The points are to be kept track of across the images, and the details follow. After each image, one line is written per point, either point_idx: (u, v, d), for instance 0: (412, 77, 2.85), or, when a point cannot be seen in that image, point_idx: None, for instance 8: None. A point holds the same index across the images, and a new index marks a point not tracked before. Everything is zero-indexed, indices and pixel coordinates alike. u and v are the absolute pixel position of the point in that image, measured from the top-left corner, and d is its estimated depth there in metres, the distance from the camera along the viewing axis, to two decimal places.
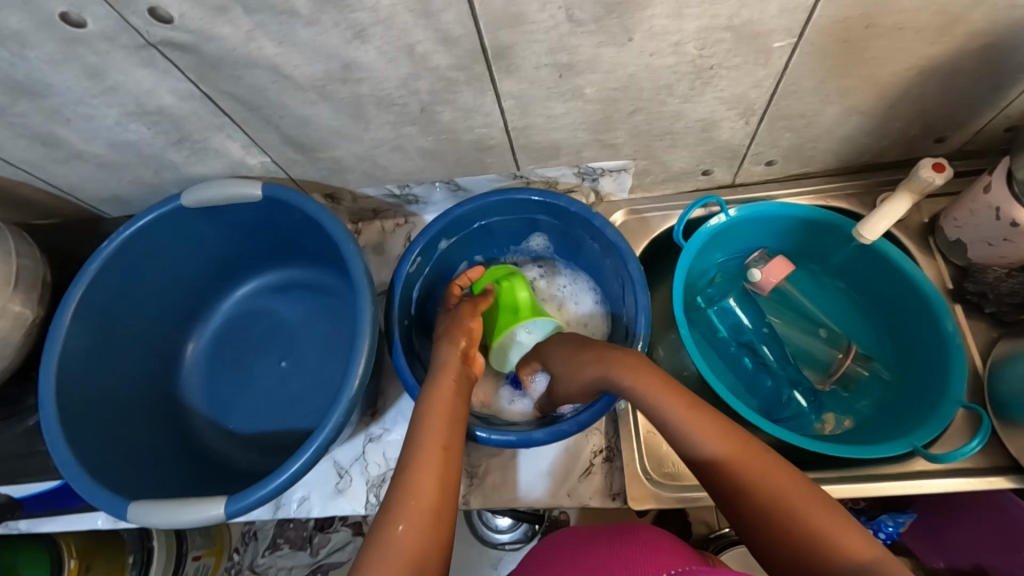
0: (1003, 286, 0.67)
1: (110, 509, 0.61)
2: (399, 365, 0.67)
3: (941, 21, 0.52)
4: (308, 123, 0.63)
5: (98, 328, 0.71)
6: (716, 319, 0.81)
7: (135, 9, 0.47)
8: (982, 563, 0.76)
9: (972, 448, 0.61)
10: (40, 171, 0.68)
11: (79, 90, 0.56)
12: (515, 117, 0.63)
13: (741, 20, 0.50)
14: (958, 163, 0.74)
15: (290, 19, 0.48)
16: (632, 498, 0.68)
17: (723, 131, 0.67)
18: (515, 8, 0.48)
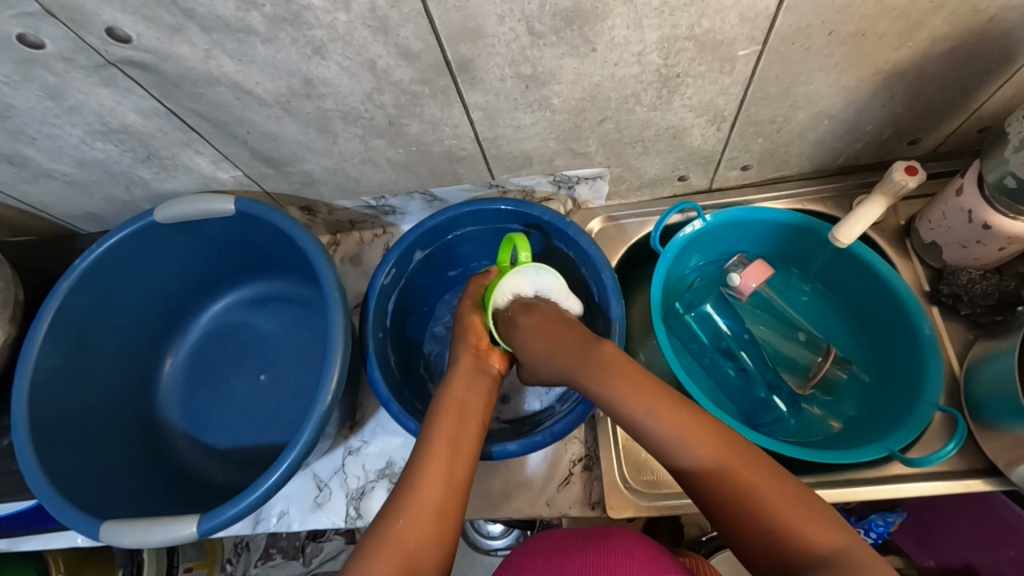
0: (977, 289, 0.67)
1: (82, 529, 0.61)
2: (373, 378, 0.67)
3: (903, 26, 0.52)
4: (276, 137, 0.62)
5: (72, 346, 0.70)
6: (696, 326, 0.80)
7: (90, 30, 0.47)
8: (969, 562, 0.76)
9: (948, 450, 0.61)
10: (11, 190, 0.68)
11: (41, 110, 0.56)
12: (484, 128, 0.63)
13: (701, 29, 0.50)
14: (933, 164, 0.74)
15: (248, 37, 0.48)
16: (610, 507, 0.68)
17: (695, 138, 0.67)
18: (473, 22, 0.48)
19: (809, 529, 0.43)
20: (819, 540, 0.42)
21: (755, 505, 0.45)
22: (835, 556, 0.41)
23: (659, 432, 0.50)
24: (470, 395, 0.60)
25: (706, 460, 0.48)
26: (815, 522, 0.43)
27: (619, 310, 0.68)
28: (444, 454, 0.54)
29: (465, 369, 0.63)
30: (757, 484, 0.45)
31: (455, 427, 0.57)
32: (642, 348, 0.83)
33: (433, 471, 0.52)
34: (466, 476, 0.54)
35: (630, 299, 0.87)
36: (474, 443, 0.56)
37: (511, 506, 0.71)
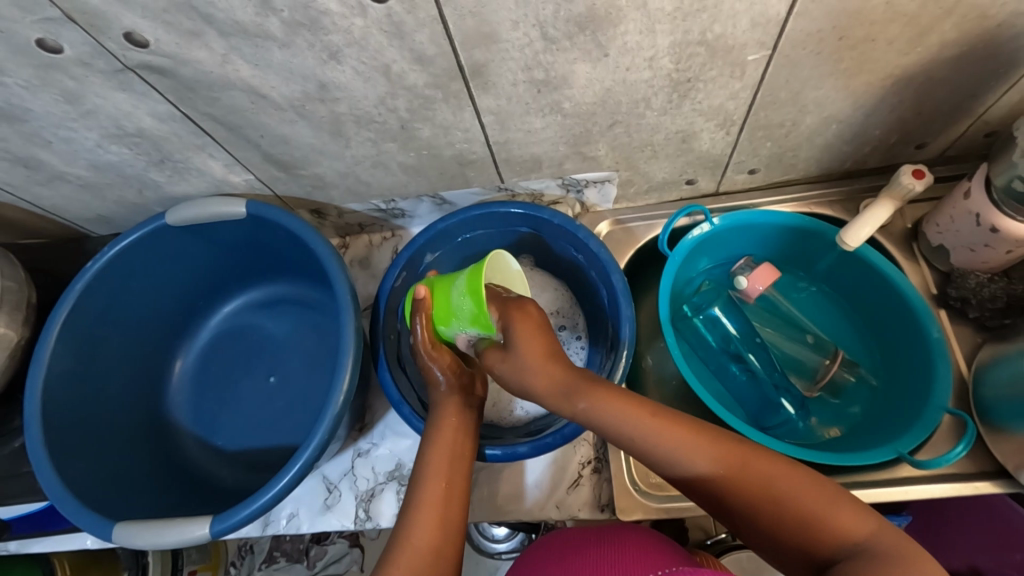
0: (985, 292, 0.68)
1: (95, 530, 0.62)
2: (384, 380, 0.68)
3: (913, 32, 0.53)
4: (289, 141, 0.63)
5: (83, 348, 0.71)
6: (703, 328, 0.81)
7: (109, 35, 0.48)
8: (977, 565, 0.76)
9: (958, 453, 0.61)
10: (24, 193, 0.69)
11: (58, 114, 0.56)
12: (495, 132, 0.63)
13: (713, 34, 0.51)
14: (940, 168, 0.75)
15: (265, 42, 0.49)
16: (620, 509, 0.68)
17: (704, 142, 0.67)
18: (488, 28, 0.48)
19: (838, 515, 0.43)
20: (852, 526, 0.43)
21: (778, 499, 0.45)
22: (870, 540, 0.42)
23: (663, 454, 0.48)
24: (457, 434, 0.58)
25: (711, 467, 0.47)
26: (841, 506, 0.44)
27: (628, 313, 0.68)
28: (438, 499, 0.54)
29: (451, 407, 0.60)
30: (775, 477, 0.45)
31: (448, 466, 0.56)
32: (650, 351, 0.84)
33: (428, 521, 0.53)
34: (460, 518, 0.54)
35: (638, 302, 0.87)
36: (463, 482, 0.56)
37: (520, 508, 0.71)
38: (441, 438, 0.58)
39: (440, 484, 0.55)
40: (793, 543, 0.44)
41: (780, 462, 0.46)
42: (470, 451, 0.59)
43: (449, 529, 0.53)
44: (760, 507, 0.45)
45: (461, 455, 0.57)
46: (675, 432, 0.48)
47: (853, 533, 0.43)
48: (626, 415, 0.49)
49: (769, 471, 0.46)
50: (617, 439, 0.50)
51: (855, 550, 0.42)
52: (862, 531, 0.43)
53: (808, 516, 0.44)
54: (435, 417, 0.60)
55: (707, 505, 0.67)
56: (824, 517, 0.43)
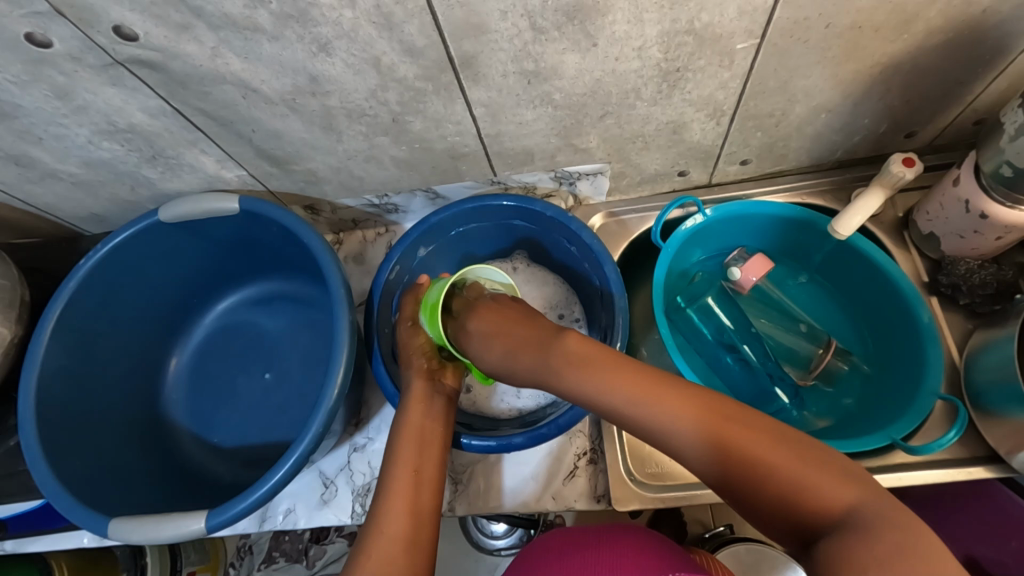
0: (975, 278, 0.68)
1: (90, 526, 0.61)
2: (379, 373, 0.68)
3: (898, 19, 0.53)
4: (281, 136, 0.63)
5: (78, 345, 0.71)
6: (697, 319, 0.81)
7: (99, 29, 0.48)
8: (973, 554, 0.76)
9: (949, 438, 0.61)
10: (17, 191, 0.69)
11: (49, 110, 0.56)
12: (487, 125, 0.63)
13: (701, 23, 0.51)
14: (929, 157, 0.75)
15: (255, 34, 0.49)
16: (615, 499, 0.68)
17: (694, 132, 0.68)
18: (477, 18, 0.49)
19: (822, 484, 0.39)
20: (837, 495, 0.39)
21: (761, 468, 0.41)
22: (856, 510, 0.38)
23: (647, 420, 0.47)
24: (427, 422, 0.59)
25: (691, 438, 0.44)
26: (827, 474, 0.40)
27: (622, 303, 0.68)
28: (408, 486, 0.54)
29: (418, 397, 0.61)
30: (758, 444, 0.42)
31: (418, 453, 0.57)
32: (644, 342, 0.84)
33: (398, 505, 0.53)
34: (433, 506, 0.54)
35: (632, 294, 0.88)
36: (435, 470, 0.56)
37: (517, 500, 0.71)
38: (411, 427, 0.59)
39: (410, 471, 0.55)
40: (778, 516, 0.40)
41: (768, 429, 0.43)
42: (441, 439, 0.59)
43: (421, 518, 0.53)
44: (742, 476, 0.42)
45: (429, 442, 0.58)
46: (658, 399, 0.46)
47: (838, 503, 0.38)
48: (610, 385, 0.49)
49: (752, 438, 0.42)
50: (603, 407, 0.49)
51: (838, 521, 0.38)
52: (847, 501, 0.38)
53: (790, 485, 0.40)
54: (403, 402, 0.61)
55: (702, 494, 0.67)
56: (807, 485, 0.40)
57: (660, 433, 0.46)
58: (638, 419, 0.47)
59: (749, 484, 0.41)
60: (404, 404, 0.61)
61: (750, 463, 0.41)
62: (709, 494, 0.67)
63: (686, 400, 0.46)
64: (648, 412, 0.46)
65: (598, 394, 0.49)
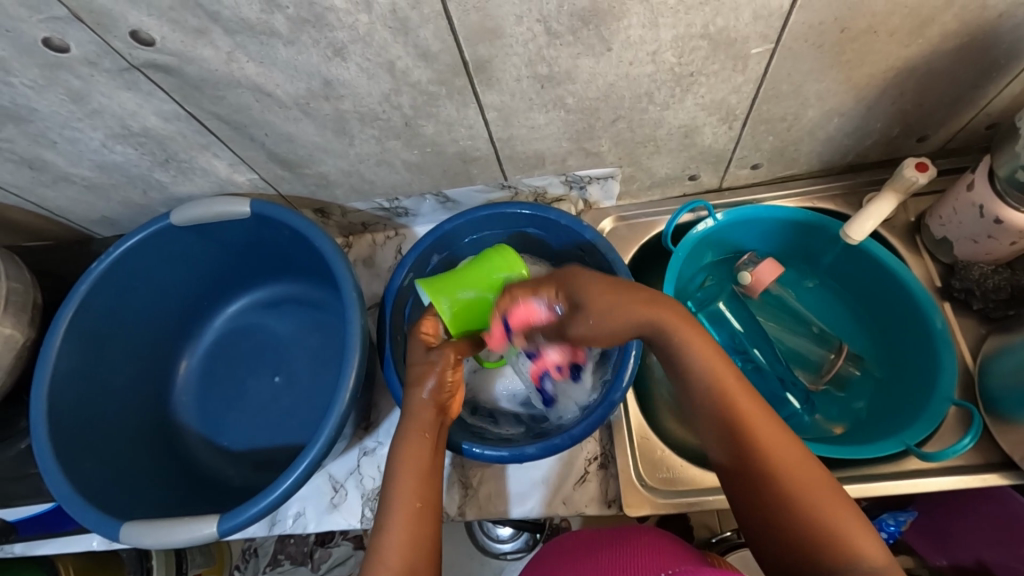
0: (989, 283, 0.68)
1: (103, 530, 0.61)
2: (390, 379, 0.67)
3: (914, 23, 0.53)
4: (293, 140, 0.63)
5: (90, 348, 0.71)
6: (707, 323, 0.81)
7: (116, 33, 0.48)
8: (984, 560, 0.74)
9: (965, 444, 0.61)
10: (29, 195, 0.69)
11: (64, 114, 0.57)
12: (499, 129, 0.63)
13: (716, 27, 0.51)
14: (941, 161, 0.75)
15: (270, 39, 0.49)
16: (627, 505, 0.68)
17: (706, 136, 0.67)
18: (492, 23, 0.49)
19: (857, 541, 0.43)
20: (868, 552, 0.43)
21: (802, 505, 0.45)
22: (884, 570, 0.42)
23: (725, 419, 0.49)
24: (424, 445, 0.56)
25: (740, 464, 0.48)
26: (864, 535, 0.43)
27: None
28: (411, 518, 0.52)
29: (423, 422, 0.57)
30: (814, 491, 0.45)
31: (422, 484, 0.54)
32: (656, 347, 0.84)
33: (399, 541, 0.51)
34: (433, 538, 0.53)
35: None
36: (436, 503, 0.54)
37: (527, 504, 0.71)
38: (416, 454, 0.55)
39: (414, 501, 0.53)
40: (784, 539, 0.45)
41: (834, 488, 0.46)
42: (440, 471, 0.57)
43: (421, 551, 0.51)
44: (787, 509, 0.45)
45: (431, 475, 0.55)
46: (746, 403, 0.49)
47: (866, 557, 0.43)
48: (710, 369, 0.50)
49: (799, 477, 0.46)
50: (691, 392, 0.51)
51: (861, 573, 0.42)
52: (878, 560, 0.43)
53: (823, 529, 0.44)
54: (407, 423, 0.57)
55: (712, 500, 0.67)
56: (847, 537, 0.43)
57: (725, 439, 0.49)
58: (715, 417, 0.49)
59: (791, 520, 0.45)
60: (405, 417, 0.57)
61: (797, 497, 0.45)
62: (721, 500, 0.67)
63: (764, 422, 0.48)
64: (722, 411, 0.49)
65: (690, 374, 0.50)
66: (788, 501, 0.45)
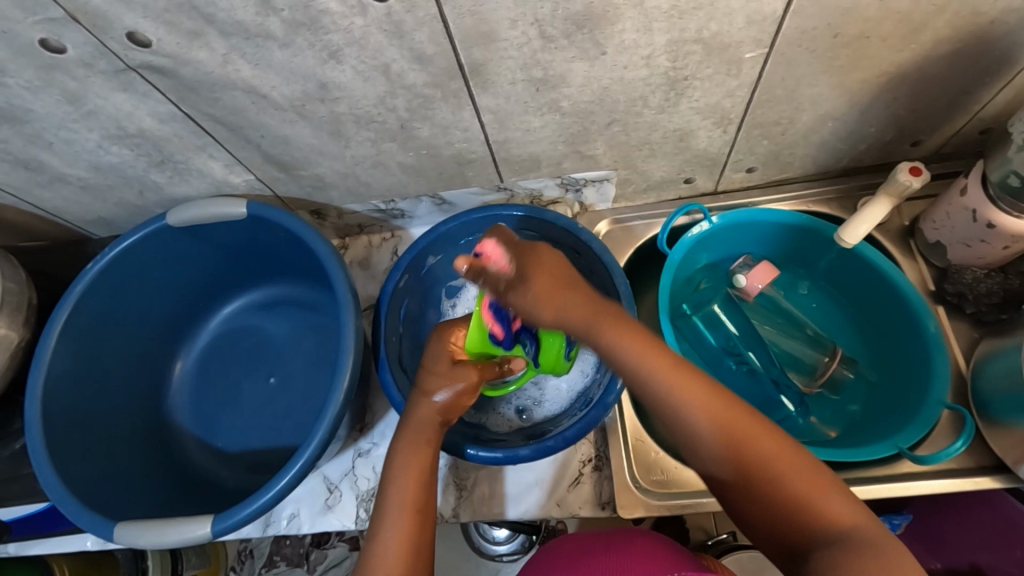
0: (981, 287, 0.68)
1: (97, 531, 0.61)
2: (385, 382, 0.67)
3: (906, 29, 0.53)
4: (289, 142, 0.63)
5: (84, 348, 0.71)
6: (702, 326, 0.81)
7: (112, 35, 0.48)
8: (978, 563, 0.76)
9: (957, 448, 0.61)
10: (25, 195, 0.69)
11: (59, 115, 0.57)
12: (494, 131, 0.64)
13: (710, 32, 0.51)
14: (935, 166, 0.75)
15: (266, 42, 0.49)
16: (621, 506, 0.68)
17: (701, 140, 0.68)
18: (486, 27, 0.49)
19: (824, 503, 0.41)
20: (838, 514, 0.41)
21: (763, 473, 0.43)
22: (852, 531, 0.40)
23: (663, 397, 0.46)
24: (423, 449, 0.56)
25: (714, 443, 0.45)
26: (830, 497, 0.42)
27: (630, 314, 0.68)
28: (409, 517, 0.52)
29: (424, 425, 0.57)
30: (771, 460, 0.43)
31: (422, 484, 0.54)
32: None
33: (396, 541, 0.50)
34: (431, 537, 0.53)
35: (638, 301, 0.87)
36: (435, 503, 0.54)
37: (521, 507, 0.71)
38: (416, 454, 0.55)
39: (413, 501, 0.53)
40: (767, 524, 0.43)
41: (786, 446, 0.44)
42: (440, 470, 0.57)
43: (420, 551, 0.51)
44: (756, 490, 0.43)
45: (431, 475, 0.55)
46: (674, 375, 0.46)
47: (835, 520, 0.41)
48: (632, 349, 0.47)
49: (762, 445, 0.44)
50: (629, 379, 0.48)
51: (835, 536, 0.40)
52: (848, 520, 0.41)
53: (790, 496, 0.42)
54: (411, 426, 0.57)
55: (706, 502, 0.67)
56: (814, 501, 0.42)
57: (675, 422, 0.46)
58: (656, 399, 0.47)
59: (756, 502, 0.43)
60: (407, 422, 0.58)
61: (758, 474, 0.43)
62: (715, 503, 0.67)
63: (704, 392, 0.46)
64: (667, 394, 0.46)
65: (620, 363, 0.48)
66: (749, 468, 0.43)
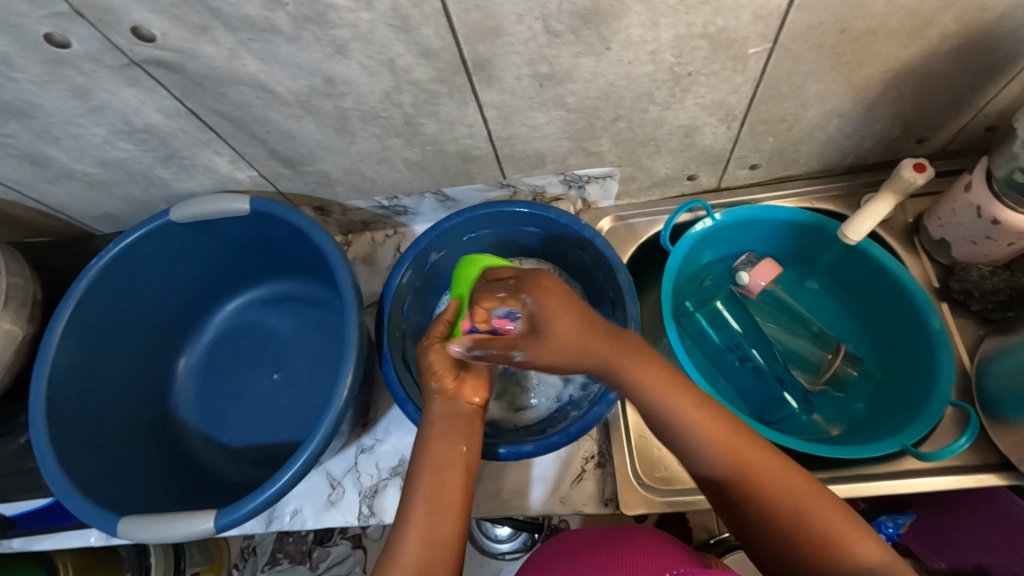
0: (987, 284, 0.68)
1: (101, 524, 0.62)
2: (389, 377, 0.67)
3: (912, 24, 0.53)
4: (294, 137, 0.63)
5: (88, 343, 0.71)
6: (705, 324, 0.81)
7: (118, 29, 0.48)
8: (981, 563, 0.76)
9: (961, 445, 0.61)
10: (31, 191, 0.69)
11: (66, 110, 0.57)
12: (499, 128, 0.64)
13: (716, 27, 0.51)
14: (940, 163, 0.75)
15: (272, 36, 0.49)
16: (624, 502, 0.68)
17: (706, 137, 0.68)
18: (492, 21, 0.49)
19: (847, 539, 0.44)
20: (863, 551, 0.43)
21: (795, 510, 0.46)
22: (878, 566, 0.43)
23: (700, 444, 0.49)
24: (443, 444, 0.56)
25: (732, 469, 0.48)
26: (852, 530, 0.44)
27: (634, 311, 0.67)
28: (424, 512, 0.52)
29: (437, 417, 0.58)
30: (791, 492, 0.46)
31: (435, 480, 0.54)
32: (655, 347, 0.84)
33: (415, 537, 0.51)
34: (453, 532, 0.52)
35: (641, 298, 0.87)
36: (456, 497, 0.53)
37: (523, 503, 0.71)
38: (429, 450, 0.56)
39: (427, 499, 0.53)
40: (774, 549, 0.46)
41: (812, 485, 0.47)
42: (469, 462, 0.56)
43: (440, 547, 0.51)
44: (773, 521, 0.46)
45: (447, 469, 0.55)
46: (715, 426, 0.49)
47: (858, 555, 0.43)
48: (678, 405, 0.50)
49: (778, 477, 0.47)
50: (665, 428, 0.50)
51: (862, 574, 0.42)
52: (876, 558, 0.43)
53: (819, 535, 0.44)
54: (425, 424, 0.58)
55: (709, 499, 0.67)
56: (843, 539, 0.44)
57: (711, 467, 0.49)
58: (692, 446, 0.49)
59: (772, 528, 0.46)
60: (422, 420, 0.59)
61: (781, 504, 0.46)
62: None
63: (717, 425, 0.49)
64: (706, 442, 0.49)
65: (661, 414, 0.50)
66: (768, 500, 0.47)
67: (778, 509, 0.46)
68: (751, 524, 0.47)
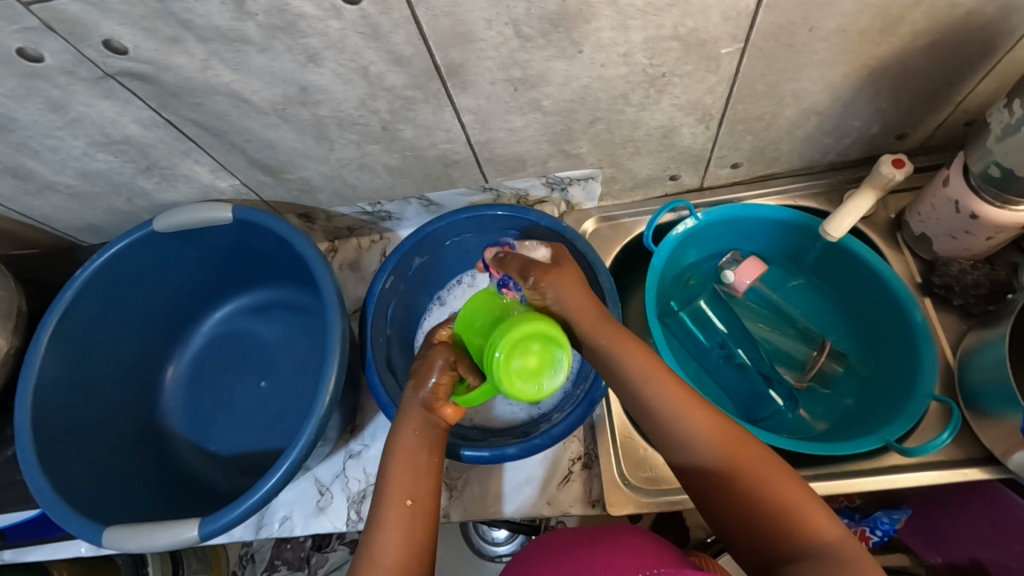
0: (968, 278, 0.68)
1: (86, 535, 0.62)
2: (373, 383, 0.67)
3: (882, 22, 0.54)
4: (273, 145, 0.64)
5: (74, 355, 0.71)
6: (691, 323, 0.81)
7: (90, 43, 0.49)
8: (977, 556, 0.75)
9: (944, 439, 0.61)
10: (15, 204, 0.70)
11: (44, 123, 0.57)
12: (477, 132, 0.64)
13: (686, 29, 0.52)
14: (921, 158, 0.75)
15: (244, 46, 0.50)
16: (610, 503, 0.68)
17: (685, 137, 0.68)
18: (462, 27, 0.49)
19: (808, 515, 0.44)
20: (819, 527, 0.44)
21: (749, 485, 0.46)
22: (831, 543, 0.43)
23: (663, 412, 0.51)
24: (420, 446, 0.56)
25: (697, 439, 0.49)
26: (811, 509, 0.45)
27: (617, 313, 0.67)
28: (404, 515, 0.52)
29: (415, 417, 0.57)
30: (749, 466, 0.47)
31: (414, 482, 0.54)
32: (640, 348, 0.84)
33: (392, 542, 0.51)
34: (428, 537, 0.53)
35: (627, 298, 0.87)
36: (431, 501, 0.54)
37: (510, 506, 0.71)
38: (401, 447, 0.56)
39: (404, 501, 0.53)
40: (741, 525, 0.46)
41: (771, 460, 0.47)
42: (439, 467, 0.57)
43: (416, 552, 0.51)
44: (734, 494, 0.47)
45: (421, 470, 0.55)
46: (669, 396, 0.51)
47: (816, 533, 0.43)
48: (649, 378, 0.52)
49: (741, 453, 0.48)
50: (636, 398, 0.52)
51: (819, 552, 0.42)
52: (828, 535, 0.43)
53: (772, 505, 0.45)
54: (402, 422, 0.58)
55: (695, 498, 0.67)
56: (799, 513, 0.44)
57: (682, 443, 0.50)
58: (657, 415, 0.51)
59: (737, 504, 0.46)
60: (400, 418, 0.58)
61: (741, 477, 0.47)
62: None
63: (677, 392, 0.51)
64: (670, 409, 0.51)
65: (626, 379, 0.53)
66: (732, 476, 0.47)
67: (739, 485, 0.46)
68: (714, 504, 0.48)
